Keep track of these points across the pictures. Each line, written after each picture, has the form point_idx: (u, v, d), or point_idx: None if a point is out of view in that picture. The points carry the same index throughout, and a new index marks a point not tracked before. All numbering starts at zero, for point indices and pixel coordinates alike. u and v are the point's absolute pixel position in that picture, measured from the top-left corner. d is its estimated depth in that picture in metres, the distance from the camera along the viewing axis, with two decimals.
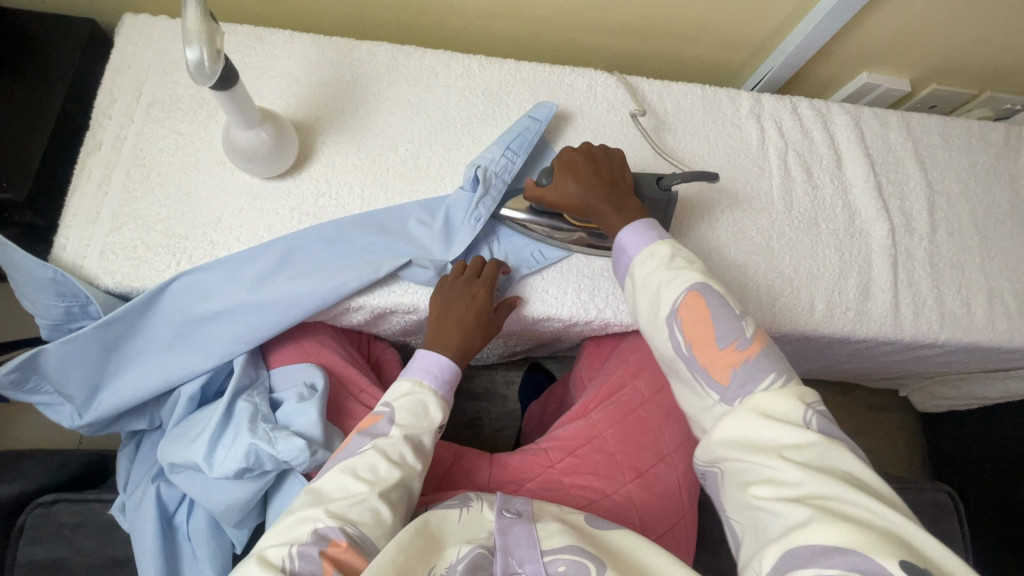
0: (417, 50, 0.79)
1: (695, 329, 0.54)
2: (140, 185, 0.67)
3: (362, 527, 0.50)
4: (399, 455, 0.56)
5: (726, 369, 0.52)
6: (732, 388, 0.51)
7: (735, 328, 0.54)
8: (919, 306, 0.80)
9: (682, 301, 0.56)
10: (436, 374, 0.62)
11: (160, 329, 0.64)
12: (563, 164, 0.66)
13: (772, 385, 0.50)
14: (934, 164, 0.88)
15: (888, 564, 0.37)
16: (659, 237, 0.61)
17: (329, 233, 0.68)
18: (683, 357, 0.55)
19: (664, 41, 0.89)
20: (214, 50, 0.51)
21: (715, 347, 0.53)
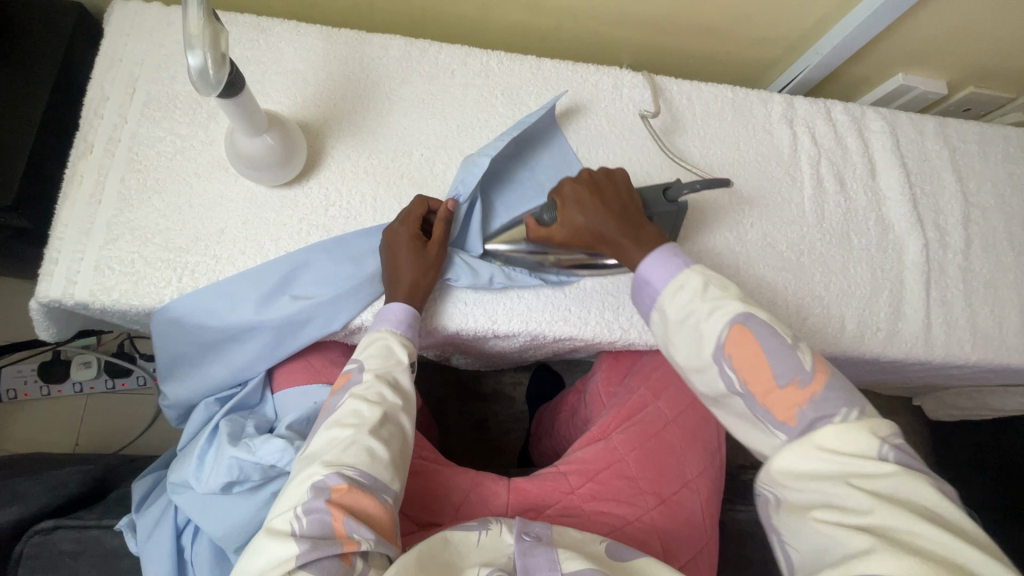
0: (432, 45, 0.73)
1: (751, 366, 0.49)
2: (136, 192, 0.62)
3: (358, 468, 0.49)
4: (378, 395, 0.54)
5: (792, 411, 0.48)
6: (802, 429, 0.47)
7: (793, 362, 0.49)
8: (952, 325, 0.77)
9: (728, 336, 0.50)
10: (398, 320, 0.59)
11: (176, 343, 0.62)
12: (566, 197, 0.61)
13: (847, 421, 0.46)
14: (970, 174, 0.84)
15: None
16: (686, 265, 0.55)
17: (341, 249, 0.64)
18: (740, 396, 0.50)
19: (694, 36, 0.83)
20: (218, 55, 0.46)
21: (776, 387, 0.48)
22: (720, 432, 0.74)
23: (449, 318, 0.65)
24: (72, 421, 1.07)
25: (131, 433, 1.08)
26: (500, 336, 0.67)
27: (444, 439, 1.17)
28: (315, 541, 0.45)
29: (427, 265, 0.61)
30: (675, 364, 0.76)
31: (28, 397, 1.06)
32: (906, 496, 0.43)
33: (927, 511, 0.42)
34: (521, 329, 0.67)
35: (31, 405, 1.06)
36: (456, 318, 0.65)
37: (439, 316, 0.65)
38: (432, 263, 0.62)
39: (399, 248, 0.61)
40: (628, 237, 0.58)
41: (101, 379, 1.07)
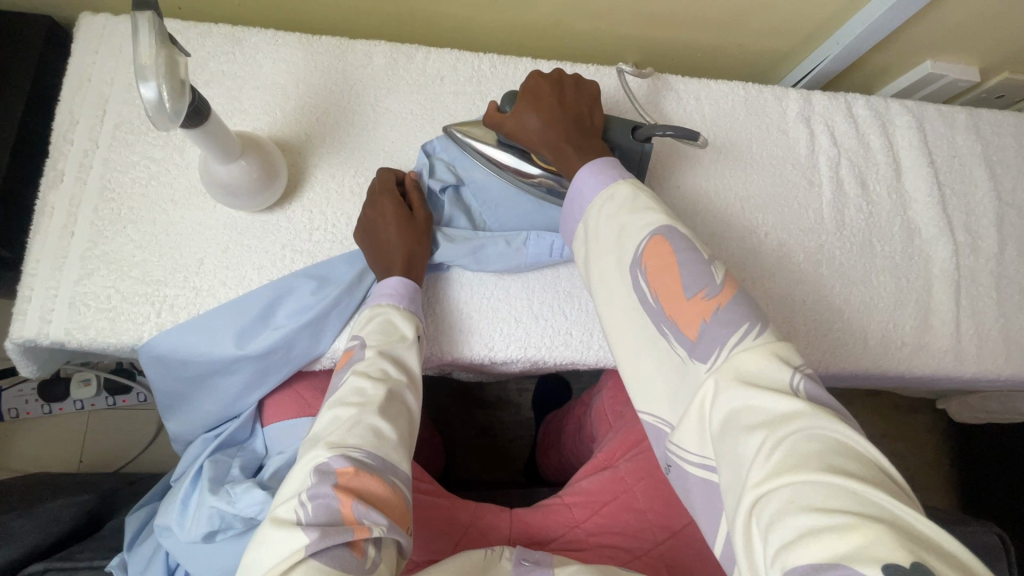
0: (419, 51, 0.69)
1: (660, 276, 0.45)
2: (110, 222, 0.59)
3: (365, 449, 0.44)
4: (382, 371, 0.50)
5: (695, 322, 0.42)
6: (700, 344, 0.41)
7: (705, 273, 0.44)
8: (983, 337, 0.72)
9: (645, 248, 0.46)
10: (395, 293, 0.55)
11: (161, 381, 0.59)
12: (527, 89, 0.58)
13: (747, 339, 0.40)
14: (1004, 171, 0.78)
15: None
16: (621, 176, 0.52)
17: (326, 274, 0.60)
18: (647, 308, 0.45)
19: (702, 29, 0.77)
20: (176, 83, 0.42)
21: (680, 298, 0.43)
22: None
23: (448, 341, 0.62)
24: (75, 437, 1.06)
25: (134, 449, 1.07)
26: (499, 362, 0.64)
27: (450, 448, 1.15)
28: (325, 530, 0.40)
29: (416, 231, 0.59)
30: None
31: (30, 416, 1.05)
32: (819, 432, 0.34)
33: (849, 448, 0.34)
34: (521, 356, 0.63)
35: (33, 423, 1.06)
36: (455, 342, 0.62)
37: (437, 339, 0.62)
38: (420, 232, 0.59)
39: (381, 221, 0.59)
40: (566, 141, 0.55)
41: (102, 397, 1.06)
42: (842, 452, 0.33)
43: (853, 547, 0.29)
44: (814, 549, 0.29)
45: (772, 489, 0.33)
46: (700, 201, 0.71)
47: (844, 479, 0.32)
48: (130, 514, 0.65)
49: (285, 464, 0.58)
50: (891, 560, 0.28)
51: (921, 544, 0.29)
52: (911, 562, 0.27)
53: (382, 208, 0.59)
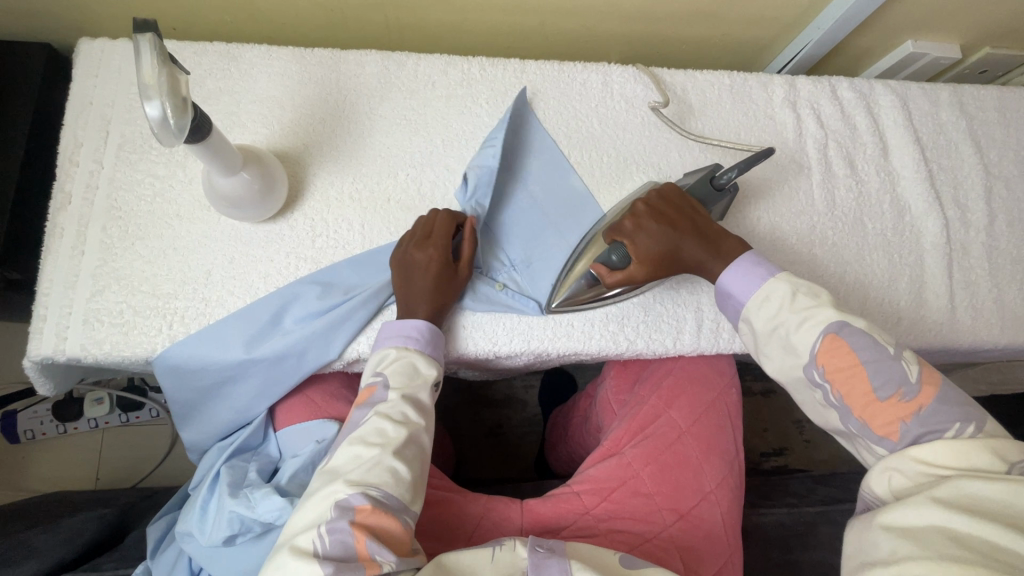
0: (409, 58, 0.70)
1: (850, 381, 0.50)
2: (119, 240, 0.60)
3: (383, 490, 0.47)
4: (402, 414, 0.52)
5: (893, 424, 0.49)
6: (904, 443, 0.48)
7: (895, 374, 0.50)
8: (978, 308, 0.73)
9: (821, 347, 0.51)
10: (419, 337, 0.57)
11: (178, 394, 0.61)
12: (632, 232, 0.61)
13: (961, 435, 0.47)
14: (990, 144, 0.79)
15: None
16: (769, 274, 0.56)
17: (332, 279, 0.62)
18: (835, 408, 0.52)
19: (685, 22, 0.79)
20: (179, 101, 0.44)
21: (875, 399, 0.50)
22: (737, 438, 0.71)
23: (453, 339, 0.63)
24: (90, 456, 1.08)
25: (149, 464, 1.08)
26: (502, 357, 0.65)
27: (460, 448, 1.16)
28: (338, 565, 0.42)
29: (452, 280, 0.61)
30: (687, 369, 0.73)
31: (46, 436, 1.07)
32: (1018, 506, 0.41)
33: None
34: (525, 352, 0.64)
35: (49, 443, 1.07)
36: (460, 339, 0.64)
37: (442, 338, 0.63)
38: (455, 280, 0.61)
39: (423, 266, 0.60)
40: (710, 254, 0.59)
41: (115, 414, 1.08)
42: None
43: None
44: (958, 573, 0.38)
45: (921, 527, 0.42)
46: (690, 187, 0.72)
47: (1012, 536, 0.39)
48: (150, 523, 0.66)
49: (301, 467, 0.59)
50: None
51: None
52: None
53: (429, 258, 0.60)
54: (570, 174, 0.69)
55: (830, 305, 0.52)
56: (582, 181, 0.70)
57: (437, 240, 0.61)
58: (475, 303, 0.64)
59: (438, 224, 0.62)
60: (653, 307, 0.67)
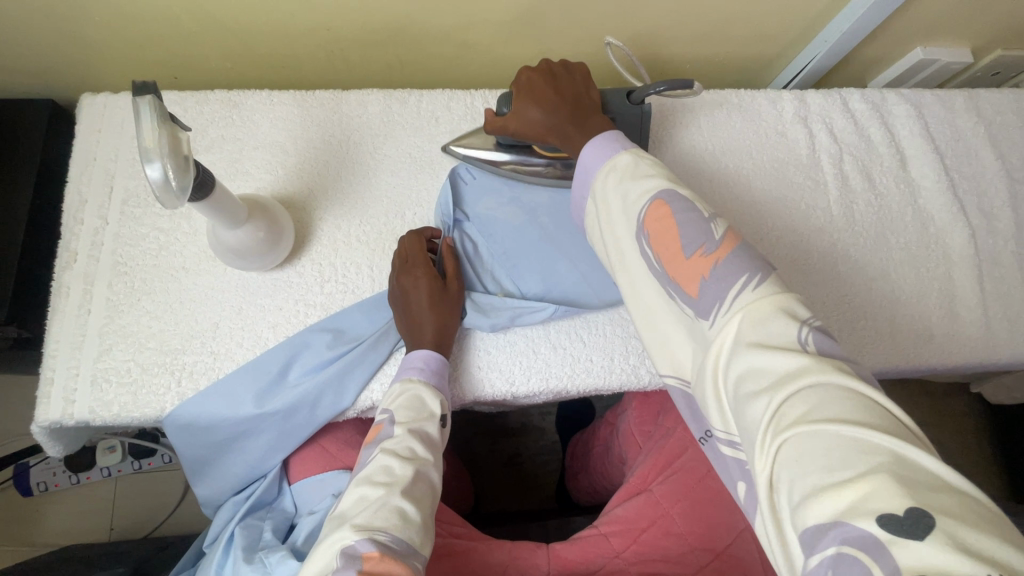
0: (411, 95, 0.70)
1: (663, 238, 0.43)
2: (125, 297, 0.59)
3: (391, 532, 0.44)
4: (409, 450, 0.50)
5: (696, 280, 0.40)
6: (705, 301, 0.40)
7: (704, 230, 0.42)
8: (1014, 320, 0.70)
9: (647, 211, 0.44)
10: (425, 366, 0.56)
11: (191, 450, 0.59)
12: (522, 87, 0.57)
13: (750, 290, 0.38)
14: (1012, 149, 0.77)
15: (871, 529, 0.27)
16: (625, 148, 0.50)
17: (342, 326, 0.60)
18: (653, 274, 0.44)
19: (688, 43, 0.78)
20: (180, 160, 0.43)
21: (681, 257, 0.41)
22: None
23: (470, 383, 0.61)
24: (104, 506, 1.06)
25: (164, 512, 1.07)
26: (521, 396, 0.63)
27: (479, 481, 1.14)
28: None
29: (449, 304, 0.60)
30: None
31: (59, 488, 1.05)
32: (832, 385, 0.32)
33: (859, 398, 0.32)
34: (543, 391, 0.62)
35: (63, 495, 1.06)
36: (476, 381, 0.62)
37: (458, 380, 0.61)
38: (452, 305, 0.60)
39: (414, 290, 0.59)
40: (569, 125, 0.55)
41: (127, 462, 1.06)
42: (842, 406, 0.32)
43: (854, 504, 0.28)
44: (814, 513, 0.29)
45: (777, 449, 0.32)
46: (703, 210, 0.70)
47: (843, 428, 0.30)
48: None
49: (317, 524, 0.56)
50: (888, 512, 0.27)
51: (917, 480, 0.28)
52: (908, 510, 0.27)
53: (417, 280, 0.59)
54: None
55: (665, 175, 0.46)
56: None
57: (426, 262, 0.60)
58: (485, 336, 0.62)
59: (415, 248, 0.61)
60: None
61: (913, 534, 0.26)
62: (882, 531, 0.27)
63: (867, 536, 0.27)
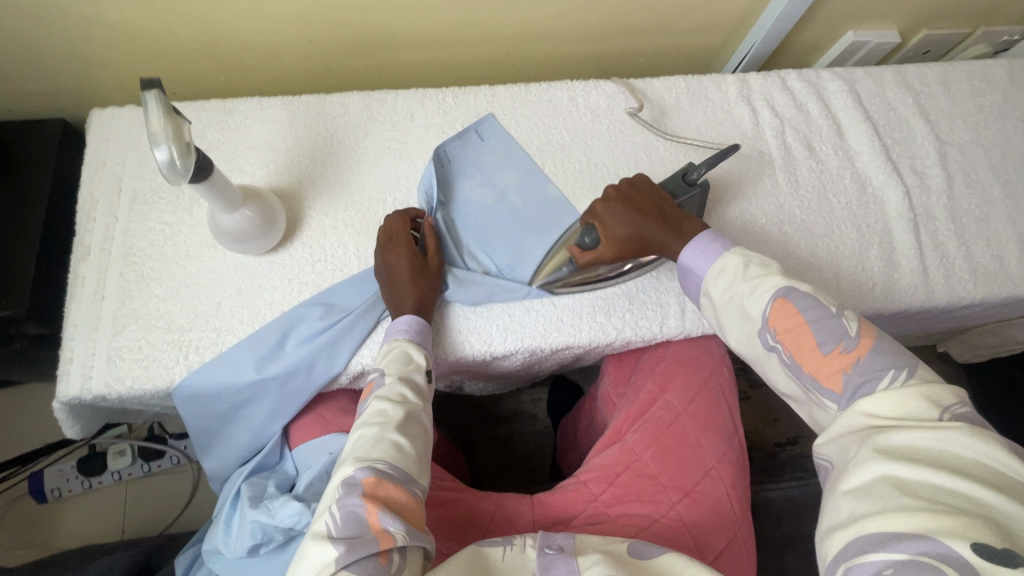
0: (389, 95, 0.77)
1: (795, 337, 0.52)
2: (135, 283, 0.65)
3: (388, 461, 0.51)
4: (401, 395, 0.57)
5: (836, 376, 0.49)
6: (848, 394, 0.48)
7: (838, 327, 0.51)
8: (949, 267, 0.76)
9: (770, 310, 0.53)
10: (409, 329, 0.62)
11: (199, 419, 0.65)
12: (603, 217, 0.65)
13: (896, 382, 0.47)
14: (939, 115, 0.84)
15: (964, 552, 0.35)
16: (724, 248, 0.59)
17: (332, 299, 0.67)
18: (786, 365, 0.52)
19: (639, 37, 0.86)
20: (182, 145, 0.49)
21: (818, 353, 0.50)
22: (734, 415, 0.73)
23: (451, 345, 0.68)
24: (115, 509, 1.10)
25: (173, 511, 1.11)
26: (499, 357, 0.69)
27: (475, 466, 1.18)
28: (352, 541, 0.45)
29: (430, 276, 0.66)
30: (678, 354, 0.76)
31: (72, 493, 1.10)
32: (956, 452, 0.41)
33: (973, 467, 0.40)
34: (519, 350, 0.68)
35: (76, 500, 1.10)
36: (458, 345, 0.68)
37: (441, 345, 0.67)
38: (433, 276, 0.66)
39: (397, 265, 0.65)
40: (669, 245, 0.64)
41: (137, 465, 1.11)
42: (965, 466, 0.40)
43: (945, 527, 0.36)
44: (901, 524, 0.37)
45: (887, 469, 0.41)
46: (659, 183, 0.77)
47: (949, 479, 0.39)
48: (177, 554, 0.68)
49: (317, 477, 0.62)
50: (981, 542, 0.35)
51: (1011, 534, 0.36)
52: (1001, 548, 0.34)
53: (399, 255, 0.65)
54: (545, 183, 0.75)
55: (778, 273, 0.55)
56: (556, 188, 0.75)
57: (409, 240, 0.66)
58: (464, 304, 0.68)
59: (398, 227, 0.67)
60: (636, 295, 0.70)
61: (999, 561, 0.34)
62: (973, 555, 0.34)
63: (951, 554, 0.35)
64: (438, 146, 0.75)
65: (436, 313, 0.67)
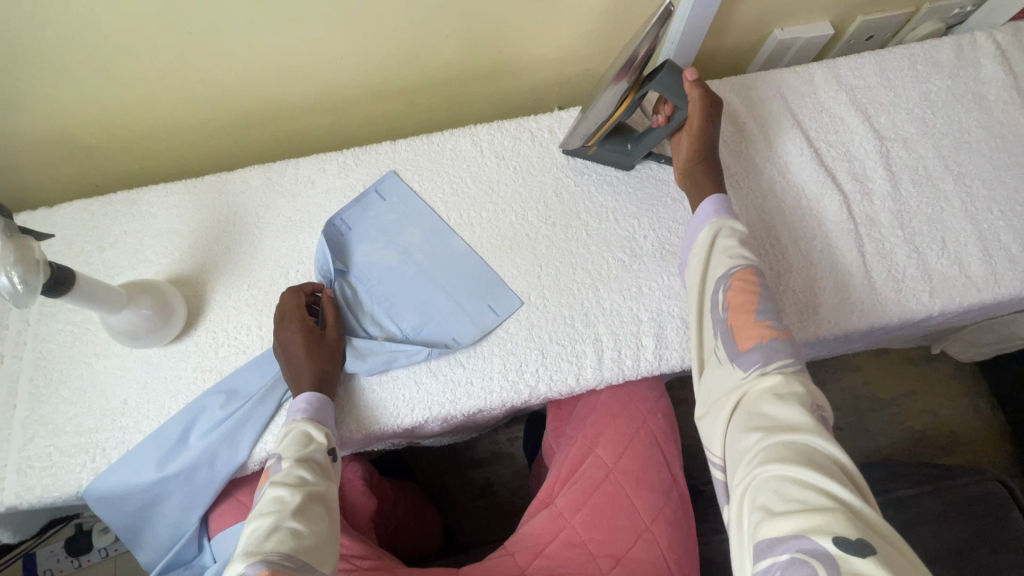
0: (289, 165, 0.76)
1: (739, 295, 0.54)
2: (45, 388, 0.66)
3: (283, 551, 0.48)
4: (300, 478, 0.54)
5: (749, 339, 0.51)
6: (744, 356, 0.51)
7: (775, 312, 0.53)
8: (901, 278, 0.69)
9: (734, 270, 0.55)
10: (307, 407, 0.60)
11: (111, 522, 0.64)
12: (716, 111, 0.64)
13: (784, 370, 0.49)
14: (878, 109, 0.77)
15: (828, 546, 0.37)
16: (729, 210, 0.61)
17: (233, 386, 0.65)
18: (715, 314, 0.55)
19: (546, 69, 0.83)
20: (27, 267, 0.49)
21: (751, 317, 0.52)
22: (670, 465, 0.68)
23: (356, 419, 0.65)
24: None
25: None
26: (412, 426, 0.67)
27: (452, 514, 1.15)
28: None
29: (327, 351, 0.64)
30: (609, 404, 0.71)
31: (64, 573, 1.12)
32: (809, 444, 0.43)
33: (835, 465, 0.42)
34: (429, 418, 0.66)
35: None
36: (364, 418, 0.65)
37: (348, 420, 0.65)
38: (330, 351, 0.64)
39: (290, 343, 0.63)
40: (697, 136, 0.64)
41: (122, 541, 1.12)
42: (820, 461, 0.42)
43: (816, 525, 0.38)
44: (780, 528, 0.39)
45: (759, 474, 0.43)
46: (570, 222, 0.73)
47: (810, 476, 0.41)
48: None
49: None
50: (841, 535, 0.37)
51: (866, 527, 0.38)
52: (855, 537, 0.37)
53: (292, 333, 0.63)
54: (449, 235, 0.72)
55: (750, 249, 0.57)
56: (461, 239, 0.72)
57: (302, 317, 0.64)
58: (367, 375, 0.66)
59: (291, 304, 0.65)
60: (550, 346, 0.67)
61: (858, 553, 0.36)
62: (835, 548, 0.37)
63: (823, 551, 0.37)
64: (336, 212, 0.73)
65: (338, 387, 0.65)
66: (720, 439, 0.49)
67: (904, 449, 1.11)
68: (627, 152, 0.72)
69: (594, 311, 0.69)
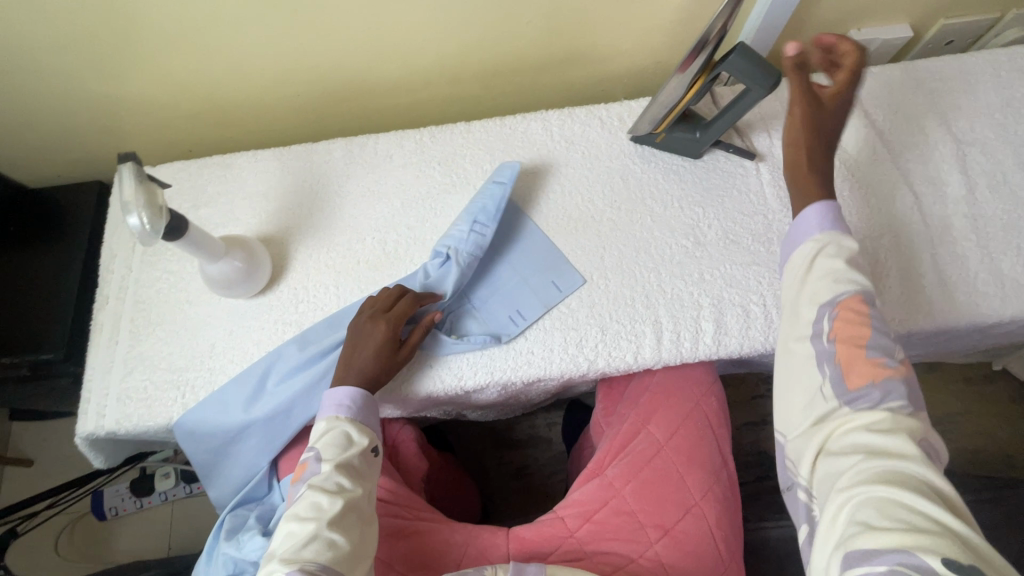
0: (370, 139, 0.81)
1: (849, 327, 0.51)
2: (144, 328, 0.73)
3: (319, 562, 0.51)
4: (336, 484, 0.56)
5: (861, 377, 0.49)
6: (852, 393, 0.49)
7: (887, 347, 0.51)
8: (971, 283, 0.69)
9: (844, 296, 0.53)
10: (349, 405, 0.61)
11: (193, 453, 0.70)
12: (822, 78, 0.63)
13: (894, 408, 0.48)
14: (957, 113, 0.76)
15: (933, 563, 0.39)
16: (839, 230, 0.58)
17: (310, 337, 0.70)
18: (818, 342, 0.52)
19: (617, 60, 0.85)
20: (153, 209, 0.55)
21: (863, 353, 0.50)
22: (721, 448, 0.70)
23: (423, 380, 0.69)
24: (162, 528, 1.20)
25: None
26: (472, 391, 0.70)
27: (488, 491, 1.18)
28: None
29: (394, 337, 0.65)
30: (662, 383, 0.73)
31: (127, 512, 1.20)
32: (910, 469, 0.44)
33: (938, 492, 0.43)
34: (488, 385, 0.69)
35: (129, 520, 1.21)
36: (430, 380, 0.69)
37: (415, 380, 0.69)
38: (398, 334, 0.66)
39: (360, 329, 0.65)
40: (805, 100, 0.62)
41: (180, 487, 1.20)
42: (921, 486, 0.43)
43: (922, 545, 0.40)
44: (880, 541, 0.41)
45: (858, 491, 0.44)
46: (636, 207, 0.75)
47: (916, 498, 0.42)
48: None
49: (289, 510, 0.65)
50: (950, 557, 0.39)
51: (973, 549, 0.40)
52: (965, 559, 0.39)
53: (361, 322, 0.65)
54: (518, 213, 0.75)
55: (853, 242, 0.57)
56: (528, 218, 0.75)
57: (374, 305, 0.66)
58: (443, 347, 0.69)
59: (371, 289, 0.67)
60: (610, 325, 0.69)
61: None
62: (940, 566, 0.39)
63: (927, 567, 0.39)
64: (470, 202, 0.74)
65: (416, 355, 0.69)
66: (809, 462, 0.50)
67: (957, 467, 1.07)
68: (695, 139, 0.74)
69: (655, 293, 0.70)
